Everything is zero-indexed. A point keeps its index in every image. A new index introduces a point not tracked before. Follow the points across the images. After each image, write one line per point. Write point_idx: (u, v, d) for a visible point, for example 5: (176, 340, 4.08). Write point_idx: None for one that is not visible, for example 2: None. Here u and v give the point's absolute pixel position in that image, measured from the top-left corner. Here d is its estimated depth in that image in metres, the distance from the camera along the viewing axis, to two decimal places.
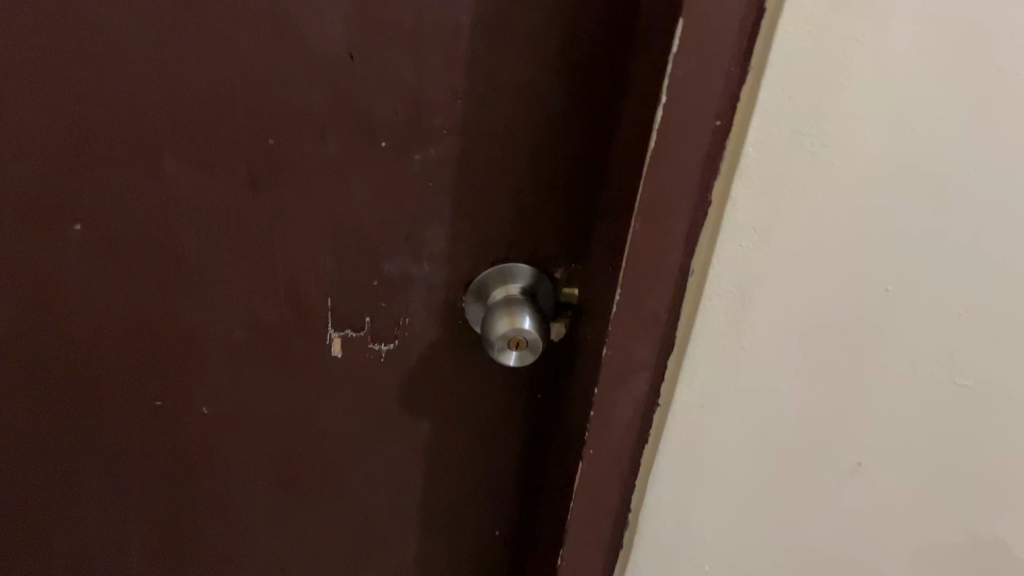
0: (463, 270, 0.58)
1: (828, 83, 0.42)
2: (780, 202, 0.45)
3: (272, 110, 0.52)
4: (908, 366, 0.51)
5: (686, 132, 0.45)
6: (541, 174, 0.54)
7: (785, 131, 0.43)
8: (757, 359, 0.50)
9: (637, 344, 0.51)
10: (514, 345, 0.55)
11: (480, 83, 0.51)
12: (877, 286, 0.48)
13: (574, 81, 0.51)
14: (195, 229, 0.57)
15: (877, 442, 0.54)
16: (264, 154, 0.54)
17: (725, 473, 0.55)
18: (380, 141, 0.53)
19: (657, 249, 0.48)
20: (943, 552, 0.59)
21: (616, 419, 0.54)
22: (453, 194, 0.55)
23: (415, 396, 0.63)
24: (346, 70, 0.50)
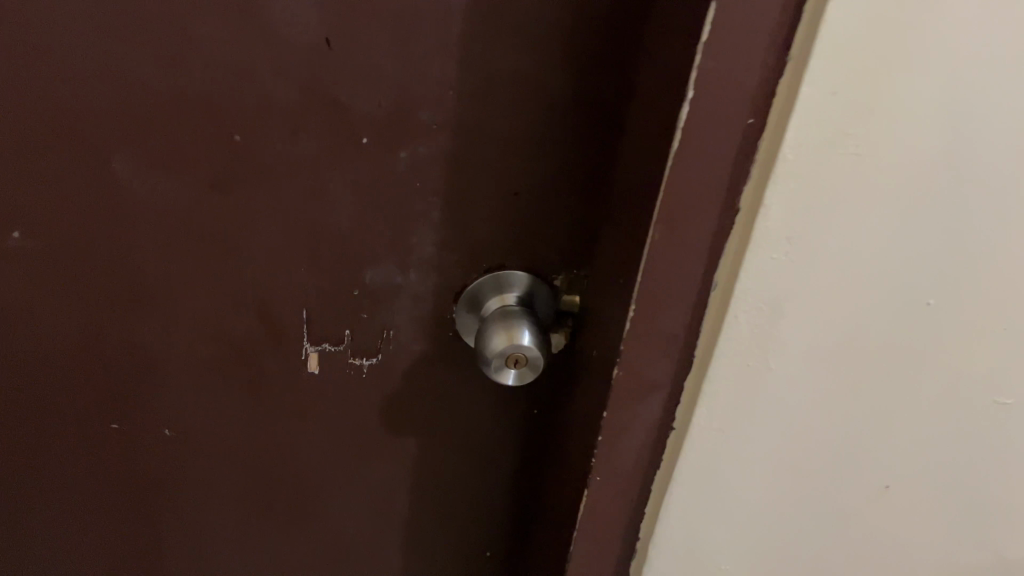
0: (453, 278, 0.53)
1: (880, 77, 0.36)
2: (817, 211, 0.40)
3: (238, 103, 0.46)
4: (944, 383, 0.47)
5: (714, 132, 0.39)
6: (541, 173, 0.49)
7: (828, 131, 0.38)
8: (783, 381, 0.46)
9: (652, 364, 0.46)
10: (512, 363, 0.50)
11: (473, 72, 0.45)
12: (918, 300, 0.44)
13: (580, 70, 0.45)
14: (154, 235, 0.51)
15: (905, 463, 0.50)
16: (229, 153, 0.47)
17: (743, 500, 0.50)
18: (361, 137, 0.47)
19: (677, 262, 0.43)
20: (964, 564, 0.56)
21: (625, 445, 0.49)
22: (443, 195, 0.49)
23: (400, 413, 0.58)
24: (322, 59, 0.44)
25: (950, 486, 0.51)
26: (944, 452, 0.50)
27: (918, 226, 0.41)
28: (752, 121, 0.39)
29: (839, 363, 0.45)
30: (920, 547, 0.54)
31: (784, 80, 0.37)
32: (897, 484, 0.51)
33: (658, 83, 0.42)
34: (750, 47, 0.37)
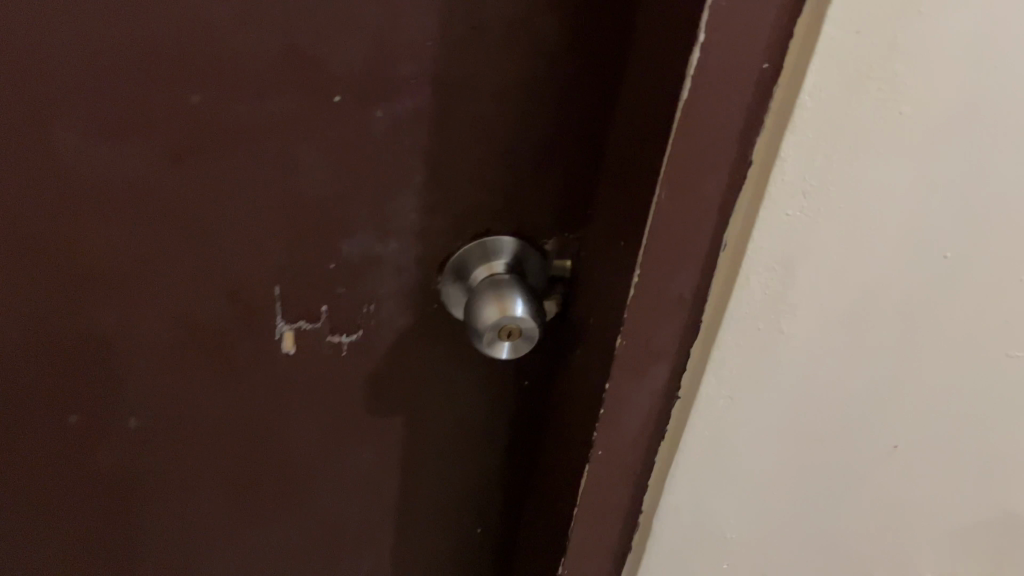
0: (438, 246, 0.49)
1: (905, 12, 0.34)
2: (835, 161, 0.37)
3: (195, 62, 0.41)
4: (960, 341, 0.44)
5: (726, 78, 0.36)
6: (530, 129, 0.46)
7: (849, 74, 0.35)
8: (795, 343, 0.43)
9: (657, 331, 0.43)
10: (505, 335, 0.47)
11: (457, 19, 0.41)
12: (936, 254, 0.41)
13: (572, 14, 0.42)
14: (105, 213, 0.46)
15: (917, 424, 0.48)
16: (187, 118, 0.43)
17: (750, 468, 0.48)
18: (334, 95, 0.43)
19: (685, 222, 0.40)
20: (972, 527, 0.54)
21: (630, 419, 0.46)
22: (426, 156, 0.46)
23: (385, 391, 0.55)
24: (289, 8, 0.40)
25: (961, 446, 0.49)
26: (958, 411, 0.47)
27: (939, 173, 0.39)
28: (766, 65, 0.36)
29: (853, 323, 0.43)
30: (930, 509, 0.52)
31: (803, 19, 0.34)
32: (908, 445, 0.49)
33: (662, 26, 0.39)
34: None
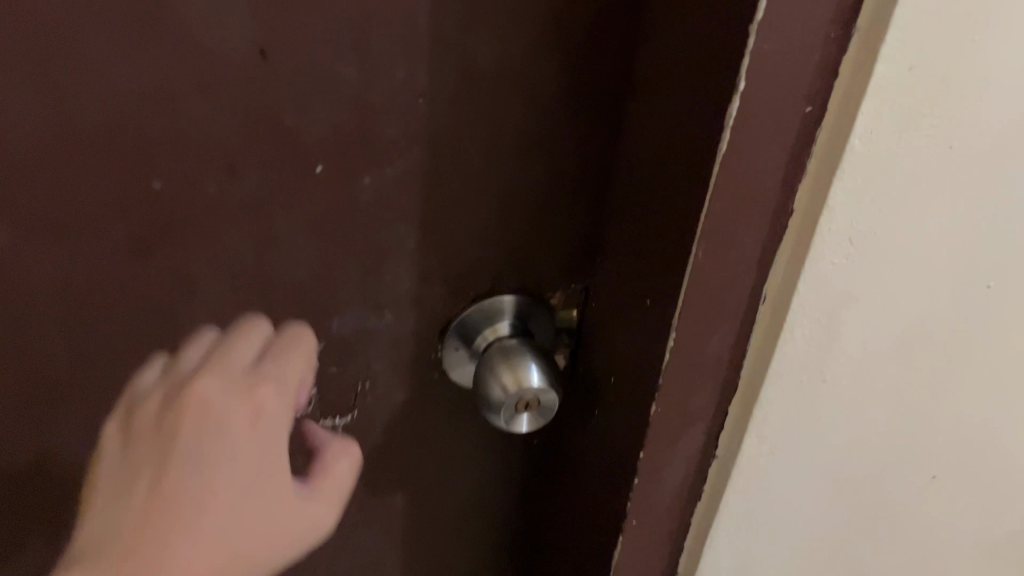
0: (435, 314, 0.45)
1: (959, 42, 0.31)
2: (883, 203, 0.34)
3: (154, 143, 0.36)
4: (1001, 368, 0.42)
5: (767, 126, 0.32)
6: (530, 183, 0.41)
7: (900, 112, 0.32)
8: (839, 392, 0.40)
9: (694, 393, 0.40)
10: (522, 407, 0.42)
11: (447, 73, 0.37)
12: (980, 287, 0.38)
13: (570, 58, 0.37)
14: (60, 318, 0.40)
15: (955, 453, 0.45)
16: (148, 204, 0.38)
17: (792, 519, 0.45)
18: (315, 164, 0.38)
19: (721, 278, 0.36)
20: (1004, 537, 0.53)
21: (665, 485, 0.43)
22: (419, 221, 0.41)
23: (384, 470, 0.50)
24: (258, 77, 0.35)
25: (997, 465, 0.47)
26: (997, 435, 0.45)
27: (990, 206, 0.36)
28: (809, 108, 0.32)
29: (896, 364, 0.40)
30: (962, 527, 0.51)
31: (848, 57, 0.31)
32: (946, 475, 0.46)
33: (673, 69, 0.34)
34: (810, 27, 0.30)
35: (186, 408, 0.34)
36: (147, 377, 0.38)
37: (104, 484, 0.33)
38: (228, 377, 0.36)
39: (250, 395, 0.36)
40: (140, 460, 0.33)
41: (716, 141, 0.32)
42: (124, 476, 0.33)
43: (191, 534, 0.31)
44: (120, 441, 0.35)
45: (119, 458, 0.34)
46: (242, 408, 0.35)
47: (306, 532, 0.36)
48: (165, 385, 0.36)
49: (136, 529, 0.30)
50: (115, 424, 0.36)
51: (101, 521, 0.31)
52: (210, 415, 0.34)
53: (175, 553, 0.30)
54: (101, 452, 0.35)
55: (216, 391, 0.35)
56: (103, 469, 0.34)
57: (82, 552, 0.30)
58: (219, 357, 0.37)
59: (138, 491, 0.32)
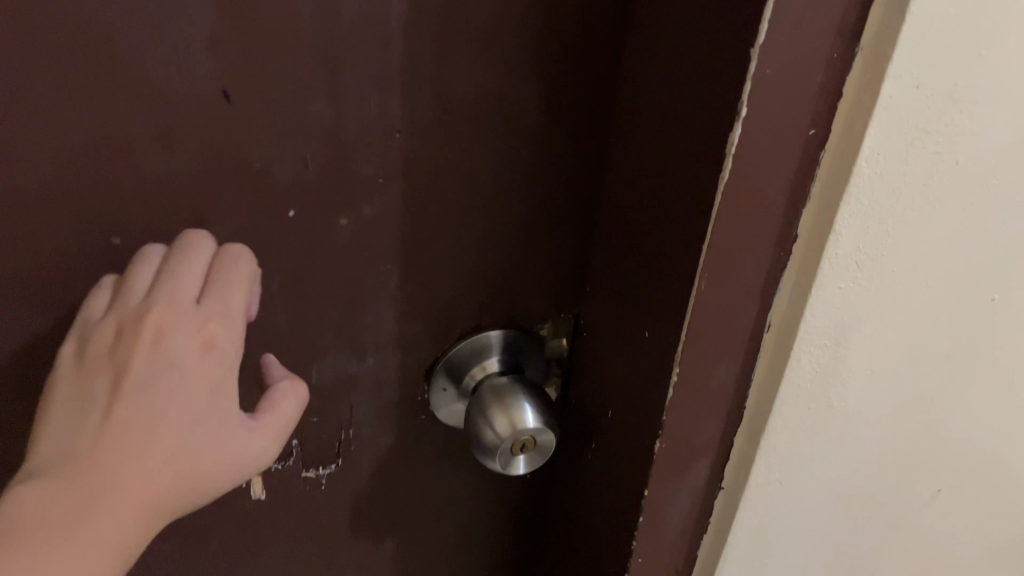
0: (421, 353, 0.42)
1: (966, 57, 0.29)
2: (891, 224, 0.33)
3: (112, 197, 0.33)
4: (1004, 377, 0.41)
5: (771, 153, 0.30)
6: (515, 214, 0.39)
7: (907, 131, 0.31)
8: (846, 413, 0.39)
9: (699, 427, 0.38)
10: (519, 449, 0.40)
11: (423, 106, 0.34)
12: (984, 297, 0.37)
13: (553, 83, 0.35)
14: (21, 385, 0.38)
15: (960, 464, 0.45)
16: (111, 263, 0.35)
17: (800, 539, 0.44)
18: (287, 209, 0.36)
19: (725, 309, 0.34)
20: (1006, 541, 0.53)
21: (671, 520, 0.41)
22: (400, 261, 0.39)
23: (373, 514, 0.48)
24: (220, 119, 0.32)
25: (999, 472, 0.47)
26: (997, 442, 0.45)
27: (994, 218, 0.35)
28: (813, 131, 0.31)
29: (902, 380, 0.39)
30: (965, 534, 0.50)
31: (852, 78, 0.29)
32: (950, 485, 0.46)
33: (665, 93, 0.32)
34: (813, 48, 0.28)
35: (136, 340, 0.32)
36: (106, 285, 0.34)
37: (53, 418, 0.31)
38: (182, 304, 0.33)
39: (205, 324, 0.33)
40: (88, 394, 0.31)
41: (715, 170, 0.30)
42: (72, 411, 0.31)
43: (128, 480, 0.30)
44: (72, 367, 0.32)
45: (71, 387, 0.32)
46: (194, 343, 0.32)
47: (257, 461, 0.34)
48: (120, 303, 0.33)
49: (72, 473, 0.29)
50: (72, 343, 0.33)
51: (44, 459, 0.30)
52: (160, 350, 0.32)
53: (108, 499, 0.29)
54: (56, 375, 0.33)
55: (168, 321, 0.32)
56: (55, 398, 0.32)
57: (18, 485, 0.29)
58: (175, 266, 0.33)
59: (82, 433, 0.30)
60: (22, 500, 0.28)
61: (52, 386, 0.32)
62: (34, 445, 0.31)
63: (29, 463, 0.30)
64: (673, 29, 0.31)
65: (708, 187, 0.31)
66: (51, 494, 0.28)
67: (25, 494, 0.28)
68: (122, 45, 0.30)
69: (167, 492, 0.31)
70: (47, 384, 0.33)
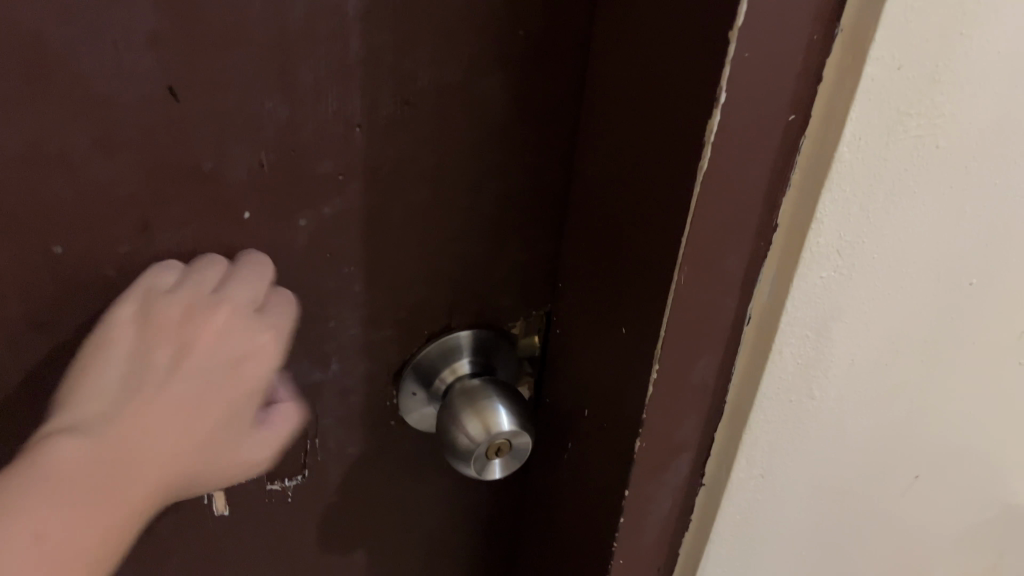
0: (388, 357, 0.41)
1: (947, 37, 0.28)
2: (872, 211, 0.32)
3: (51, 206, 0.31)
4: (980, 362, 0.41)
5: (751, 140, 0.29)
6: (483, 210, 0.37)
7: (889, 115, 0.30)
8: (827, 404, 0.38)
9: (679, 424, 0.37)
10: (493, 454, 0.39)
11: (384, 100, 0.33)
12: (961, 282, 0.37)
13: (519, 72, 0.34)
14: None
15: (938, 451, 0.44)
16: (52, 277, 0.33)
17: (780, 531, 0.44)
18: (242, 212, 0.34)
19: (705, 304, 0.33)
20: (981, 526, 0.53)
21: (652, 520, 0.40)
22: (363, 262, 0.37)
23: (342, 525, 0.46)
24: (167, 116, 0.30)
25: (974, 457, 0.47)
26: (973, 426, 0.44)
27: (973, 201, 0.34)
28: (793, 116, 0.29)
29: (881, 368, 0.38)
30: (942, 520, 0.50)
31: (831, 61, 0.28)
32: (927, 471, 0.45)
33: (639, 81, 0.31)
34: (793, 30, 0.27)
35: (201, 330, 0.34)
36: (171, 265, 0.33)
37: (102, 378, 0.32)
38: (244, 313, 0.34)
39: (260, 335, 0.35)
40: (142, 369, 0.33)
41: (693, 159, 0.29)
42: (122, 379, 0.32)
43: (149, 464, 0.32)
44: (133, 334, 0.33)
45: (128, 354, 0.33)
46: (246, 349, 0.35)
47: (255, 463, 0.38)
48: (188, 285, 0.33)
49: (102, 444, 0.31)
50: (130, 308, 0.33)
51: (85, 418, 0.31)
52: (218, 345, 0.34)
53: (126, 480, 0.31)
54: (109, 330, 0.33)
55: (230, 324, 0.35)
56: (108, 359, 0.32)
57: (53, 437, 0.30)
58: (244, 273, 0.34)
59: (129, 408, 0.32)
60: (61, 454, 0.29)
61: (105, 343, 0.33)
62: (72, 401, 0.32)
63: (64, 416, 0.31)
64: (644, 13, 0.30)
65: (686, 178, 0.29)
66: (88, 457, 0.30)
67: (62, 452, 0.30)
68: (55, 41, 0.28)
69: (173, 477, 0.33)
70: (97, 336, 0.33)
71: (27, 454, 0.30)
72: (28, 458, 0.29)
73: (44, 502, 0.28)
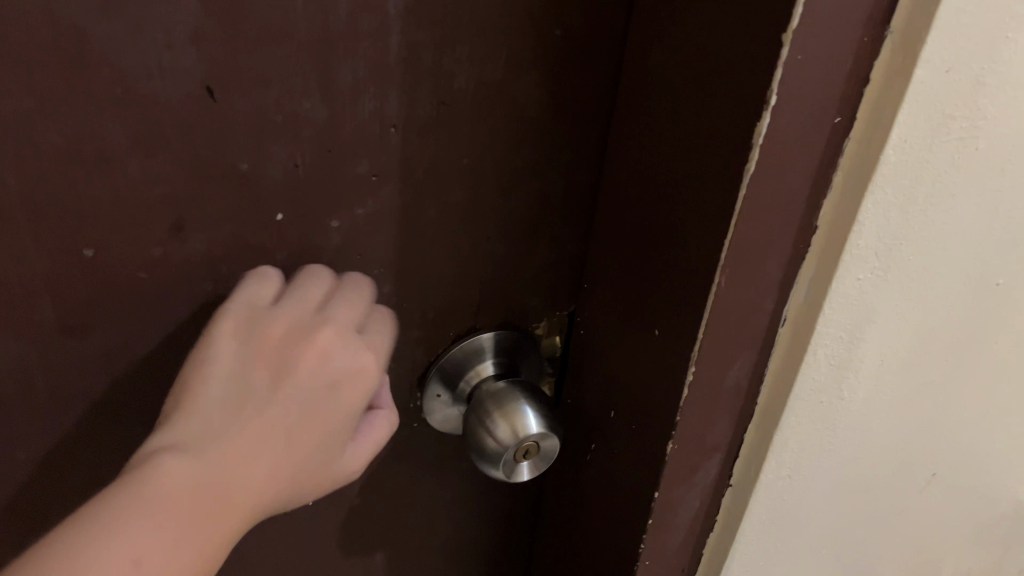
0: (413, 360, 0.40)
1: (993, 39, 0.28)
2: (912, 213, 0.32)
3: (86, 207, 0.30)
4: (1000, 360, 0.41)
5: (797, 145, 0.29)
6: (513, 211, 0.37)
7: (934, 118, 0.30)
8: (854, 402, 0.39)
9: (710, 426, 0.37)
10: (522, 456, 0.38)
11: (420, 101, 0.32)
12: (989, 283, 0.37)
13: (554, 74, 0.34)
14: None
15: (955, 449, 0.45)
16: (82, 279, 0.32)
17: (801, 528, 0.44)
18: (276, 213, 0.33)
19: (744, 307, 0.33)
20: (988, 521, 0.54)
21: (680, 520, 0.40)
22: (393, 263, 0.36)
23: (363, 526, 0.46)
24: (203, 116, 0.29)
25: (987, 455, 0.48)
26: (989, 424, 0.45)
27: (1007, 204, 0.34)
28: (838, 119, 0.29)
29: (907, 367, 0.39)
30: (953, 516, 0.51)
31: (879, 63, 0.28)
32: (943, 468, 0.46)
33: (679, 83, 0.31)
34: (847, 33, 0.27)
35: (307, 350, 0.33)
36: (269, 275, 0.34)
37: (207, 393, 0.31)
38: (347, 333, 0.34)
39: (365, 356, 0.34)
40: (248, 386, 0.32)
41: (738, 162, 0.28)
42: (232, 395, 0.31)
43: (262, 468, 0.31)
44: (236, 349, 0.32)
45: (234, 369, 0.32)
46: (352, 371, 0.34)
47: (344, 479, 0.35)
48: (293, 300, 0.33)
49: (211, 465, 0.29)
50: (233, 320, 0.32)
51: (192, 432, 0.29)
52: (324, 369, 0.33)
53: (233, 492, 0.29)
54: (212, 347, 0.32)
55: (336, 344, 0.34)
56: (214, 374, 0.31)
57: (159, 454, 0.28)
58: (346, 296, 0.35)
59: (241, 419, 0.31)
60: (166, 472, 0.28)
61: (209, 357, 0.31)
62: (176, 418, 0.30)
63: (165, 435, 0.29)
64: (687, 12, 0.29)
65: (729, 180, 0.29)
66: (192, 474, 0.28)
67: (167, 469, 0.28)
68: (93, 38, 0.27)
69: (267, 503, 0.31)
70: (198, 354, 0.32)
71: (133, 471, 0.28)
72: (133, 477, 0.28)
73: (139, 531, 0.26)
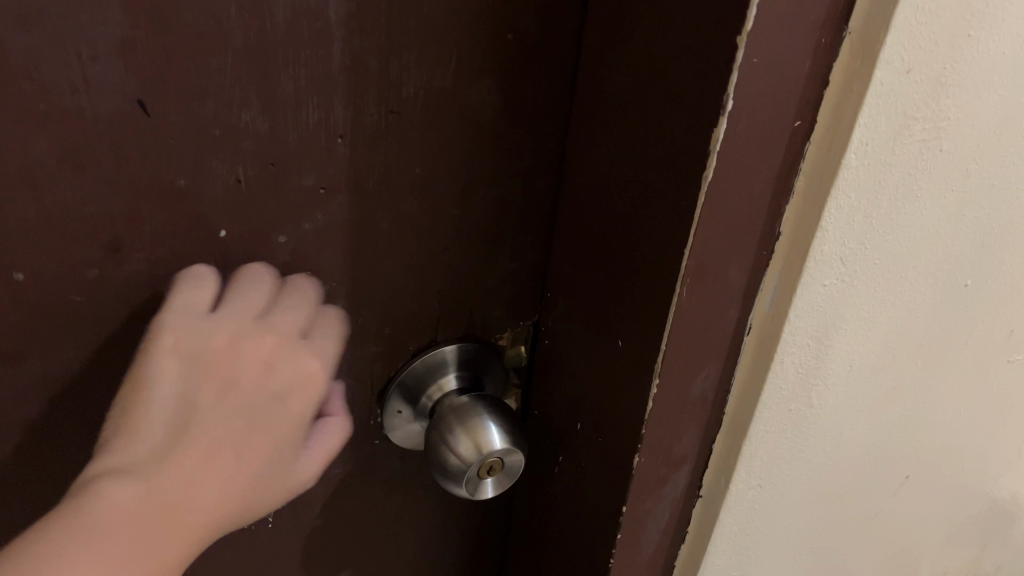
0: (373, 376, 0.39)
1: (956, 38, 0.28)
2: (876, 215, 0.31)
3: (14, 231, 0.29)
4: (970, 359, 0.41)
5: (756, 151, 0.28)
6: (470, 219, 0.36)
7: (897, 119, 0.29)
8: (823, 408, 0.38)
9: (676, 436, 0.36)
10: (486, 472, 0.37)
11: (367, 109, 0.31)
12: (958, 284, 0.36)
13: (507, 79, 0.32)
14: None
15: (927, 449, 0.45)
16: (14, 304, 0.30)
17: (775, 535, 0.43)
18: (219, 230, 0.32)
19: (707, 317, 0.32)
20: (965, 519, 0.53)
21: (649, 532, 0.39)
22: (347, 277, 0.35)
23: (327, 543, 0.44)
24: (137, 131, 0.28)
25: (960, 454, 0.47)
26: (963, 424, 0.45)
27: (973, 203, 0.33)
28: (798, 122, 0.28)
29: (877, 370, 0.38)
30: (929, 517, 0.50)
31: (838, 65, 0.27)
32: (917, 470, 0.45)
33: (635, 88, 0.29)
34: (804, 35, 0.26)
35: (254, 355, 0.33)
36: (206, 273, 0.32)
37: (148, 417, 0.30)
38: (289, 340, 0.34)
39: (310, 364, 0.34)
40: (189, 405, 0.31)
41: (695, 168, 0.27)
42: (168, 420, 0.30)
43: (207, 487, 0.30)
44: (182, 362, 0.31)
45: (181, 384, 0.31)
46: (296, 380, 0.34)
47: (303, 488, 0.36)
48: (234, 307, 0.32)
49: (154, 486, 0.29)
50: (173, 335, 0.31)
51: (137, 455, 0.29)
52: (266, 378, 0.33)
53: (175, 514, 0.29)
54: (153, 365, 0.30)
55: (280, 352, 0.33)
56: (157, 395, 0.30)
57: (99, 479, 0.28)
58: (289, 301, 0.33)
59: (183, 438, 0.30)
60: (105, 497, 0.27)
61: (148, 379, 0.30)
62: (115, 445, 0.29)
63: (107, 458, 0.29)
64: (640, 14, 0.28)
65: (687, 188, 0.28)
66: (133, 499, 0.28)
67: (103, 497, 0.27)
68: (11, 54, 0.25)
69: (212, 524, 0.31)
70: (138, 368, 0.31)
71: (72, 496, 0.28)
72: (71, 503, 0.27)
73: (74, 562, 0.26)
